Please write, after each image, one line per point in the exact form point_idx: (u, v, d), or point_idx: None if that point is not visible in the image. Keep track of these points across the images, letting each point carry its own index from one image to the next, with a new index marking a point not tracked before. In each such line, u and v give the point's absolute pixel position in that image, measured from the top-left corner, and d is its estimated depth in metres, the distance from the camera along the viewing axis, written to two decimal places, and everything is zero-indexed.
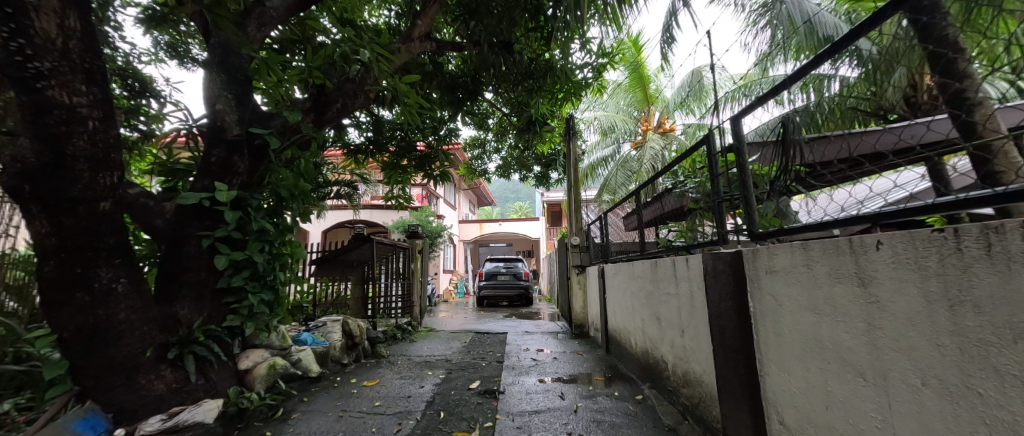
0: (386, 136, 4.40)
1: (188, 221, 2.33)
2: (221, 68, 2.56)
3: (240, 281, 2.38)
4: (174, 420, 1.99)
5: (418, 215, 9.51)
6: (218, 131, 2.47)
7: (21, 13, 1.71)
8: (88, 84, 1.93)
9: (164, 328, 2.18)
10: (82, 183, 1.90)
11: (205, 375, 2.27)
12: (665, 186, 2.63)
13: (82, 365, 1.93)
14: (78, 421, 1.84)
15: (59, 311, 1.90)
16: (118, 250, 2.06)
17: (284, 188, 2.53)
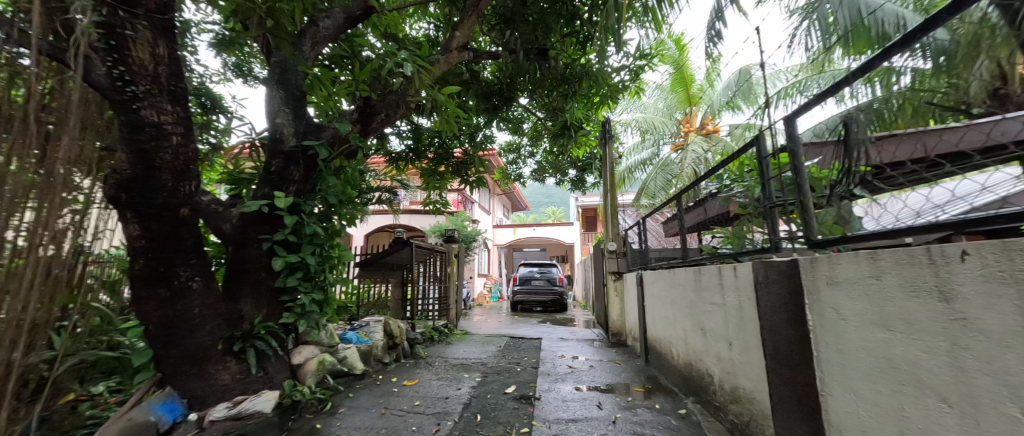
0: (425, 142, 4.53)
1: (252, 225, 2.50)
2: (280, 86, 2.78)
3: (294, 281, 2.52)
4: (238, 408, 2.12)
5: (454, 219, 9.67)
6: (276, 143, 2.66)
7: (121, 45, 1.95)
8: (173, 104, 2.13)
9: (229, 323, 2.36)
10: (166, 191, 2.09)
11: (264, 368, 2.43)
12: (710, 191, 2.52)
13: (162, 354, 2.12)
14: (159, 404, 1.98)
15: (145, 305, 2.10)
16: (194, 251, 2.25)
17: (333, 194, 2.67)
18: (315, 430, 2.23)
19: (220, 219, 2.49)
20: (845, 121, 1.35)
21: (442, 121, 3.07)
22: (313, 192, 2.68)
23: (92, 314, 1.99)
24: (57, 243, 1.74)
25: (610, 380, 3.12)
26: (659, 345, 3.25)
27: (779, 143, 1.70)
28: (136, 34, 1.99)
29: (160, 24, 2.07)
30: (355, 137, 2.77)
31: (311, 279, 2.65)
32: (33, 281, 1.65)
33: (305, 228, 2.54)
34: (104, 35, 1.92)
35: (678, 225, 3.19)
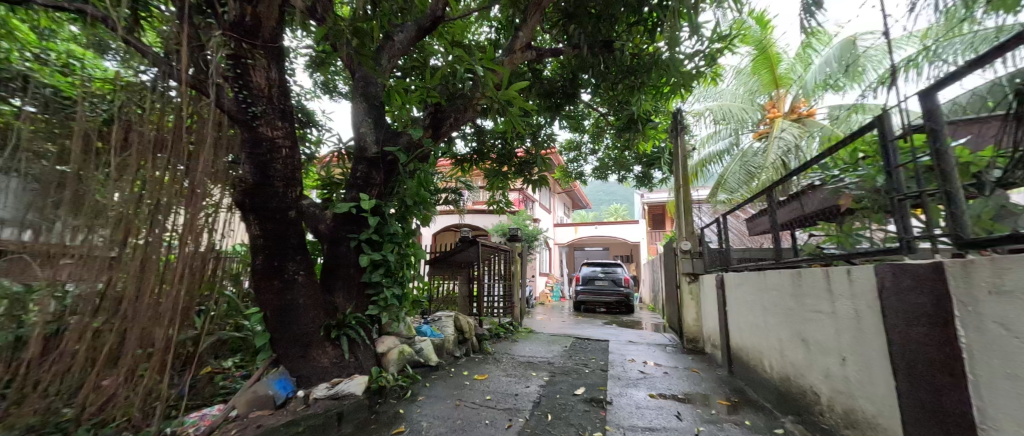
0: (489, 144, 4.64)
1: (344, 225, 2.75)
2: (362, 98, 3.01)
3: (376, 276, 2.76)
4: (336, 389, 2.38)
5: (516, 219, 9.77)
6: (361, 150, 2.88)
7: (244, 73, 2.25)
8: (283, 120, 2.41)
9: (327, 313, 2.62)
10: (278, 197, 2.37)
11: (355, 354, 2.68)
12: (814, 182, 2.23)
13: (278, 337, 2.43)
14: (277, 380, 2.32)
15: (264, 294, 2.42)
16: (299, 248, 2.53)
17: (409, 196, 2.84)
18: (399, 414, 2.40)
19: (317, 220, 2.77)
20: (1015, 92, 1.11)
21: (507, 122, 3.11)
22: (392, 195, 2.92)
23: (222, 301, 2.33)
24: (197, 239, 2.07)
25: (687, 389, 2.94)
26: (745, 354, 3.01)
27: (912, 123, 1.47)
28: (255, 61, 2.27)
29: (272, 51, 2.36)
30: (428, 142, 2.92)
31: (391, 275, 2.88)
32: (182, 273, 1.98)
33: (386, 228, 2.78)
34: (232, 65, 2.23)
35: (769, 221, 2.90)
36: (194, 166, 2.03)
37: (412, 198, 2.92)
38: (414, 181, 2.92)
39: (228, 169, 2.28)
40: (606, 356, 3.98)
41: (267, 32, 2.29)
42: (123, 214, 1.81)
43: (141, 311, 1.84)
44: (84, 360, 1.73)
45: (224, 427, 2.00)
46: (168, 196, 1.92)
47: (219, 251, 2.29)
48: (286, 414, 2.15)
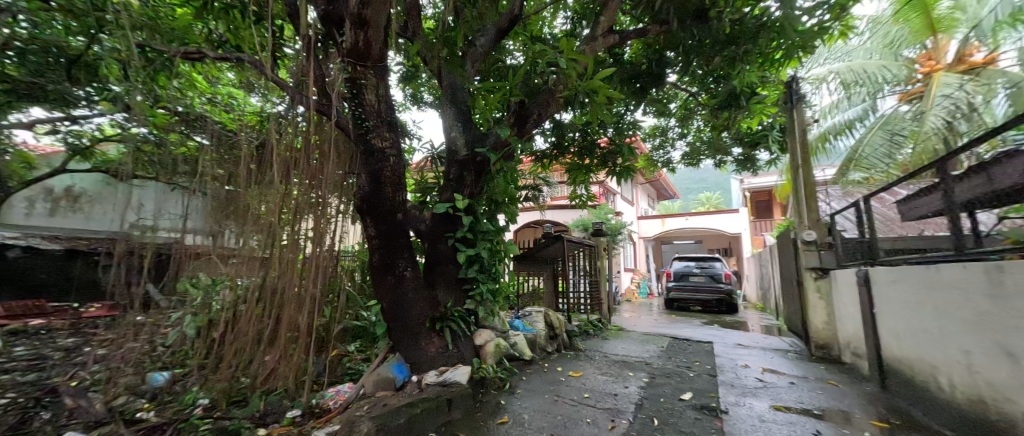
0: (568, 138, 4.58)
1: (441, 224, 2.95)
2: (451, 103, 3.16)
3: (472, 272, 2.95)
4: (444, 377, 2.60)
5: (597, 213, 9.54)
6: (451, 153, 3.05)
7: (358, 92, 2.48)
8: (390, 131, 2.58)
9: (432, 306, 2.85)
10: (389, 201, 2.58)
11: (457, 345, 2.89)
12: (1020, 146, 1.74)
13: (394, 326, 2.73)
14: (395, 365, 2.64)
15: (381, 288, 2.71)
16: (406, 247, 2.74)
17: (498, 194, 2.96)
18: (501, 406, 2.54)
19: (418, 221, 2.99)
20: None
21: (590, 112, 3.06)
22: (481, 194, 3.08)
23: (344, 294, 2.67)
24: (323, 241, 2.43)
25: (821, 403, 2.60)
26: (905, 367, 2.58)
27: None
28: (367, 81, 2.46)
29: (382, 69, 2.51)
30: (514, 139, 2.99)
31: (485, 271, 3.07)
32: (316, 271, 2.38)
33: (478, 227, 2.99)
34: (350, 86, 2.46)
35: (935, 201, 2.40)
36: (320, 181, 2.40)
37: (501, 196, 3.11)
38: (501, 179, 3.12)
39: (345, 179, 2.61)
40: (712, 360, 3.70)
41: (377, 53, 2.43)
42: (268, 223, 2.22)
43: (285, 301, 2.26)
44: (252, 339, 2.21)
45: (357, 403, 2.34)
46: (298, 206, 2.29)
47: (342, 250, 2.64)
48: (404, 397, 2.42)
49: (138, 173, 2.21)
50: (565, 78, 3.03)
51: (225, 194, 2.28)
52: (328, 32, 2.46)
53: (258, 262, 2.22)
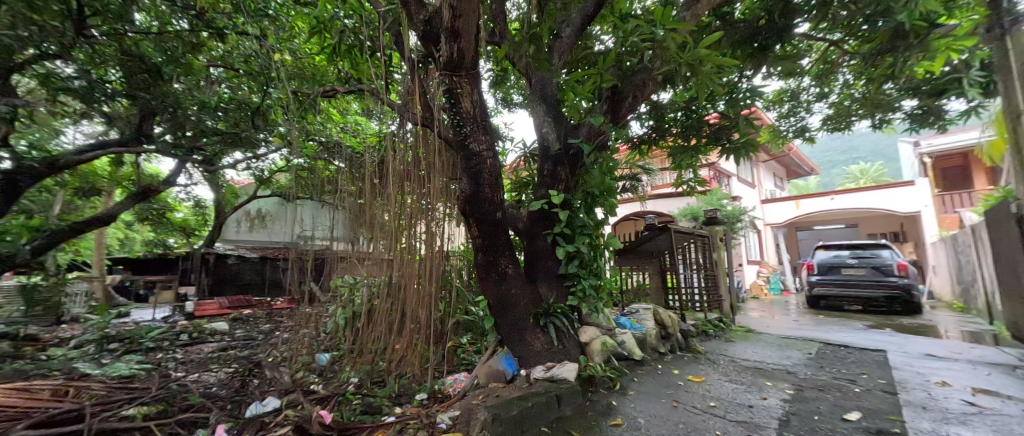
0: (667, 119, 4.07)
1: (537, 221, 3.05)
2: (541, 101, 3.24)
3: (573, 268, 3.00)
4: (552, 372, 2.67)
5: (711, 200, 8.68)
6: (545, 150, 3.12)
7: (455, 100, 2.69)
8: (485, 133, 2.77)
9: (534, 302, 2.95)
10: (488, 202, 2.76)
11: (562, 342, 2.95)
12: None
13: (500, 320, 2.92)
14: (504, 358, 2.80)
15: (486, 284, 2.93)
16: (506, 245, 2.92)
17: (594, 187, 2.96)
18: (613, 406, 2.52)
19: (516, 219, 3.16)
20: None
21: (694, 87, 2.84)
22: (577, 188, 3.07)
23: (454, 289, 2.94)
24: (434, 242, 2.64)
25: None
26: None
27: None
28: (462, 89, 2.66)
29: (473, 75, 2.68)
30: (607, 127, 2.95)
31: (586, 267, 3.08)
32: (428, 271, 2.59)
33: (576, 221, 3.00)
34: (449, 97, 2.69)
35: None
36: (429, 188, 2.65)
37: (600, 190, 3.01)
38: (597, 171, 2.96)
39: (448, 185, 2.85)
40: (889, 374, 3.06)
41: (468, 62, 2.59)
42: (390, 229, 2.57)
43: (408, 297, 2.53)
44: (385, 331, 2.58)
45: (474, 392, 2.55)
46: (412, 212, 2.52)
47: (450, 249, 2.84)
48: (516, 389, 2.55)
49: (302, 196, 3.14)
50: (661, 53, 2.90)
51: (359, 206, 2.74)
52: (428, 52, 2.72)
53: (384, 263, 2.60)
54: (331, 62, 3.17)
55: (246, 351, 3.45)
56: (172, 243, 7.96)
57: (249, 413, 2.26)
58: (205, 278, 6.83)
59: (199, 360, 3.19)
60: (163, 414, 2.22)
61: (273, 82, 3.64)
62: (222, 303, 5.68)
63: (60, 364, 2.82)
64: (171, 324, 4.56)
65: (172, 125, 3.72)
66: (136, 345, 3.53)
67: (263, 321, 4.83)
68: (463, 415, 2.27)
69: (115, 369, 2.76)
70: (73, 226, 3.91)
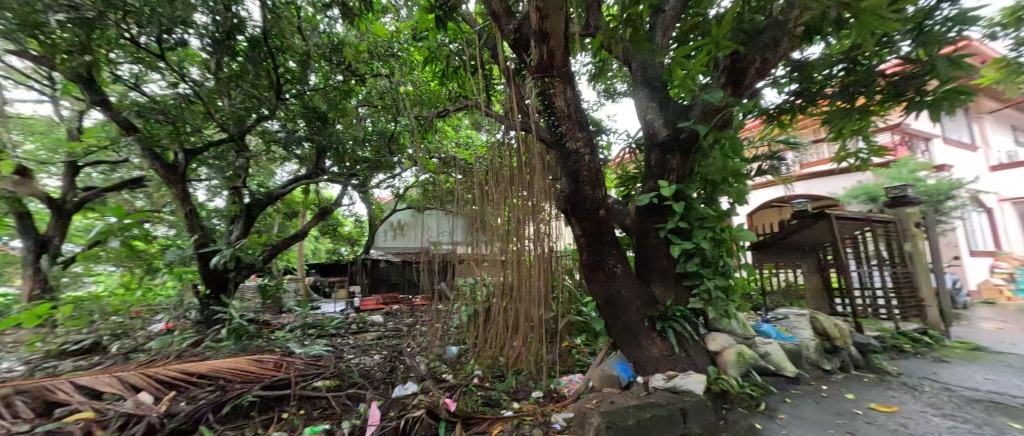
0: (817, 81, 3.13)
1: (646, 216, 2.80)
2: (643, 85, 2.99)
3: (694, 266, 2.60)
4: (675, 383, 2.40)
5: (907, 170, 6.61)
6: (652, 138, 2.86)
7: (549, 100, 2.61)
8: (581, 130, 2.63)
9: (649, 304, 2.71)
10: (589, 199, 2.62)
11: (685, 349, 2.63)
12: None
13: (610, 323, 2.73)
14: (617, 362, 2.63)
15: (594, 285, 2.75)
16: (613, 243, 2.72)
17: (714, 173, 2.55)
18: (756, 430, 2.12)
19: (623, 215, 2.95)
20: None
21: (853, 37, 2.20)
22: (693, 176, 2.71)
23: (564, 288, 2.93)
24: (541, 243, 2.66)
25: None
26: None
27: None
28: (555, 89, 2.56)
29: (566, 72, 2.54)
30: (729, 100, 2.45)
31: (711, 264, 2.65)
32: (537, 271, 2.60)
33: (694, 214, 2.61)
34: (542, 99, 2.65)
35: None
36: (531, 190, 2.62)
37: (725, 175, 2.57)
38: (719, 154, 2.54)
39: (552, 184, 2.80)
40: None
41: (560, 60, 2.49)
42: (503, 232, 2.68)
43: (522, 296, 2.62)
44: (503, 328, 2.72)
45: (587, 395, 2.45)
46: (521, 215, 2.62)
47: (558, 250, 2.82)
48: (632, 398, 2.37)
49: (428, 207, 3.56)
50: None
51: (478, 213, 2.80)
52: (520, 58, 2.77)
53: (506, 264, 2.70)
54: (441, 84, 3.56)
55: (392, 341, 4.07)
56: (344, 251, 9.88)
57: (395, 394, 2.61)
58: (366, 279, 8.29)
59: (360, 346, 3.89)
60: (339, 387, 2.78)
61: (400, 111, 4.25)
62: (377, 300, 6.82)
63: (275, 343, 3.80)
64: (344, 316, 5.68)
65: (336, 159, 4.54)
66: (321, 331, 4.53)
67: (407, 316, 5.63)
68: (578, 419, 2.22)
69: (307, 348, 3.59)
70: (280, 240, 5.24)
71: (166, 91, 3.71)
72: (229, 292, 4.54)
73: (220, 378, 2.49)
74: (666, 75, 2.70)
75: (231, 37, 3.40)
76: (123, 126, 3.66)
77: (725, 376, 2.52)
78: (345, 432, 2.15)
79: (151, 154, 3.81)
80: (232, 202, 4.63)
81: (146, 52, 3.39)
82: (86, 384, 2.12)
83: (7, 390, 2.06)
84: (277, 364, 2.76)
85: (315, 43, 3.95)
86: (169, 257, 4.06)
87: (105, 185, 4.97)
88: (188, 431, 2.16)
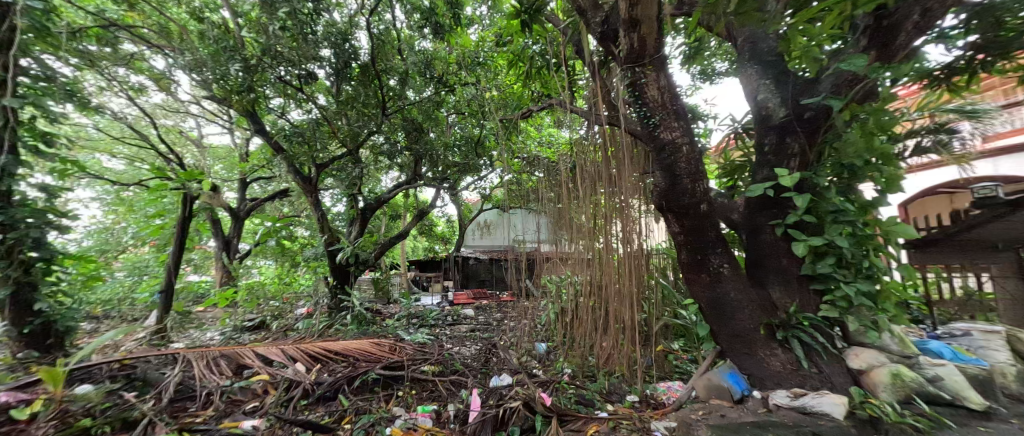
0: (1011, 25, 2.31)
1: (760, 210, 2.45)
2: (753, 61, 2.54)
3: (826, 268, 2.18)
4: (802, 401, 2.06)
5: None
6: (765, 120, 2.47)
7: (640, 90, 2.46)
8: (678, 120, 2.44)
9: (765, 309, 2.38)
10: (688, 193, 2.38)
11: (816, 364, 2.23)
12: None
13: (717, 329, 2.47)
14: (728, 372, 2.32)
15: (695, 286, 2.51)
16: (719, 240, 2.44)
17: (853, 156, 2.11)
18: None
19: (729, 209, 2.62)
20: None
21: None
22: (821, 162, 2.28)
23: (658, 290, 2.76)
24: (628, 243, 2.49)
25: None
26: None
27: None
28: (647, 78, 2.43)
29: (659, 60, 2.42)
30: (874, 67, 2.00)
31: (846, 265, 2.22)
32: (627, 270, 2.46)
33: (825, 205, 2.18)
34: (632, 90, 2.51)
35: None
36: (619, 186, 2.51)
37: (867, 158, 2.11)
38: (859, 134, 2.07)
39: (641, 179, 2.75)
40: None
41: (651, 47, 2.34)
42: (589, 229, 2.70)
43: (610, 297, 2.56)
44: (593, 329, 2.77)
45: (691, 405, 2.26)
46: (607, 211, 2.53)
47: (649, 248, 2.72)
48: (749, 414, 2.11)
49: (513, 206, 3.83)
50: None
51: (556, 210, 3.05)
52: (606, 50, 2.66)
53: (584, 262, 2.78)
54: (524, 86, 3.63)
55: (483, 334, 4.30)
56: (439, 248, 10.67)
57: (492, 384, 2.72)
58: (458, 275, 8.84)
59: (456, 337, 4.19)
60: (443, 373, 2.96)
61: (486, 115, 4.48)
62: (468, 295, 7.24)
63: (386, 329, 4.30)
64: (442, 308, 6.17)
65: (432, 165, 4.87)
66: (423, 321, 4.99)
67: (496, 311, 5.88)
68: (681, 430, 2.06)
69: (413, 336, 3.99)
70: (387, 240, 5.90)
71: (302, 117, 4.41)
72: (351, 283, 5.31)
73: (351, 356, 2.91)
74: (781, 46, 2.30)
75: (348, 66, 3.91)
76: (274, 148, 4.54)
77: (875, 401, 2.00)
78: (451, 414, 2.35)
79: (294, 169, 4.66)
80: (350, 207, 5.40)
81: (289, 86, 3.95)
82: (263, 353, 2.72)
83: (215, 354, 2.62)
84: (391, 348, 3.14)
85: (413, 61, 4.20)
86: (309, 253, 5.26)
87: (264, 196, 6.17)
88: (329, 398, 2.52)
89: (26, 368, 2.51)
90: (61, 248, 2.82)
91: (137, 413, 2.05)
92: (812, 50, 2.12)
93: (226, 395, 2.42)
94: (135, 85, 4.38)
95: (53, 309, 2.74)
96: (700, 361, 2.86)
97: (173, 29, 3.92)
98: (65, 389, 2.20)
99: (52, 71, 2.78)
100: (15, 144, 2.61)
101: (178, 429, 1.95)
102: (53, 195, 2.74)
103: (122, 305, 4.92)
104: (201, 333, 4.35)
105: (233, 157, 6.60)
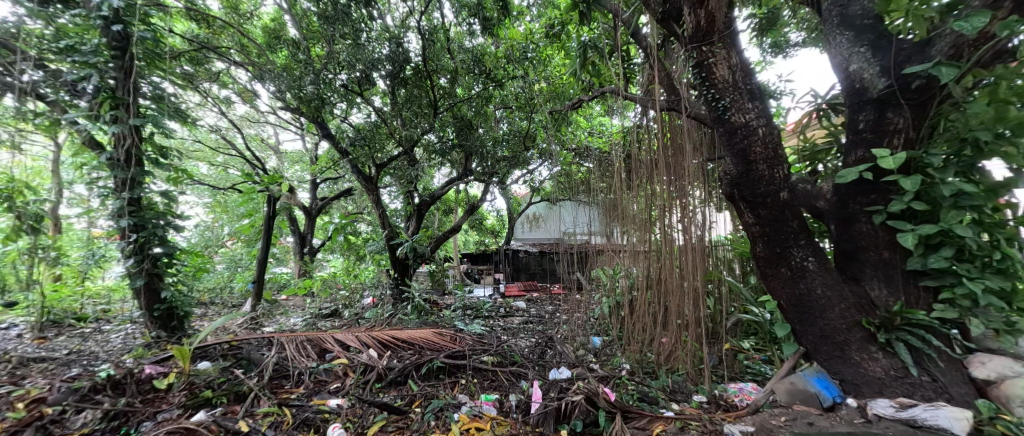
0: None
1: (853, 197, 2.18)
2: (843, 28, 2.20)
3: (941, 262, 1.91)
4: (911, 413, 1.83)
5: None
6: (859, 94, 2.17)
7: (706, 71, 2.26)
8: (753, 100, 2.21)
9: (862, 308, 2.12)
10: (765, 180, 2.16)
11: (927, 370, 1.96)
12: None
13: (800, 329, 2.24)
14: (813, 377, 2.10)
15: (774, 282, 2.28)
16: (802, 231, 2.19)
17: (977, 130, 1.80)
18: None
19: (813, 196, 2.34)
20: None
21: None
22: (935, 138, 1.95)
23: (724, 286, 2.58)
24: (688, 234, 2.34)
25: None
26: None
27: None
28: (716, 57, 2.23)
29: (728, 36, 2.22)
30: (1009, 23, 1.68)
31: (969, 257, 1.92)
32: (693, 264, 2.31)
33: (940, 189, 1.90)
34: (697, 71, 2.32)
35: None
36: (680, 176, 2.34)
37: (999, 130, 1.79)
38: (986, 104, 1.77)
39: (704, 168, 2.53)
40: None
41: (721, 23, 2.18)
42: (644, 221, 2.58)
43: (671, 291, 2.41)
44: (651, 323, 2.64)
45: (771, 409, 2.08)
46: (664, 203, 2.37)
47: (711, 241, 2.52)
48: (843, 425, 1.89)
49: (563, 197, 3.73)
50: None
51: (610, 202, 2.99)
52: (669, 29, 2.47)
53: (641, 255, 2.67)
54: (574, 75, 3.53)
55: (537, 326, 4.31)
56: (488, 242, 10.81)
57: (551, 377, 2.64)
58: (509, 267, 8.93)
59: (511, 329, 4.24)
60: (501, 364, 2.92)
61: (536, 108, 4.44)
62: (519, 287, 7.28)
63: (445, 320, 4.44)
64: (494, 300, 6.23)
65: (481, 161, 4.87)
66: (477, 313, 5.08)
67: (548, 303, 5.84)
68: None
69: (470, 327, 4.07)
70: (441, 234, 6.06)
71: (362, 120, 4.65)
72: (410, 276, 5.54)
73: (416, 345, 3.02)
74: (880, 6, 1.97)
75: (403, 69, 4.04)
76: (340, 150, 4.83)
77: (1009, 418, 1.72)
78: (513, 405, 2.36)
79: (357, 169, 4.93)
80: (407, 203, 5.65)
81: (351, 92, 4.15)
82: (341, 339, 2.93)
83: (303, 338, 2.92)
84: (451, 338, 3.19)
85: (461, 59, 4.15)
86: (371, 247, 5.55)
87: (332, 195, 6.61)
88: (400, 383, 2.65)
89: (158, 345, 2.95)
90: (178, 245, 3.22)
91: (246, 387, 2.35)
92: (925, 7, 1.80)
93: (314, 376, 2.63)
94: (224, 99, 4.86)
95: (174, 297, 3.16)
96: (776, 362, 2.60)
97: (251, 46, 4.30)
98: (191, 365, 2.58)
99: (163, 90, 3.15)
100: (139, 158, 3.00)
101: (278, 403, 2.26)
102: (171, 200, 3.13)
103: (224, 292, 5.58)
104: (286, 318, 4.77)
105: (306, 160, 7.13)
